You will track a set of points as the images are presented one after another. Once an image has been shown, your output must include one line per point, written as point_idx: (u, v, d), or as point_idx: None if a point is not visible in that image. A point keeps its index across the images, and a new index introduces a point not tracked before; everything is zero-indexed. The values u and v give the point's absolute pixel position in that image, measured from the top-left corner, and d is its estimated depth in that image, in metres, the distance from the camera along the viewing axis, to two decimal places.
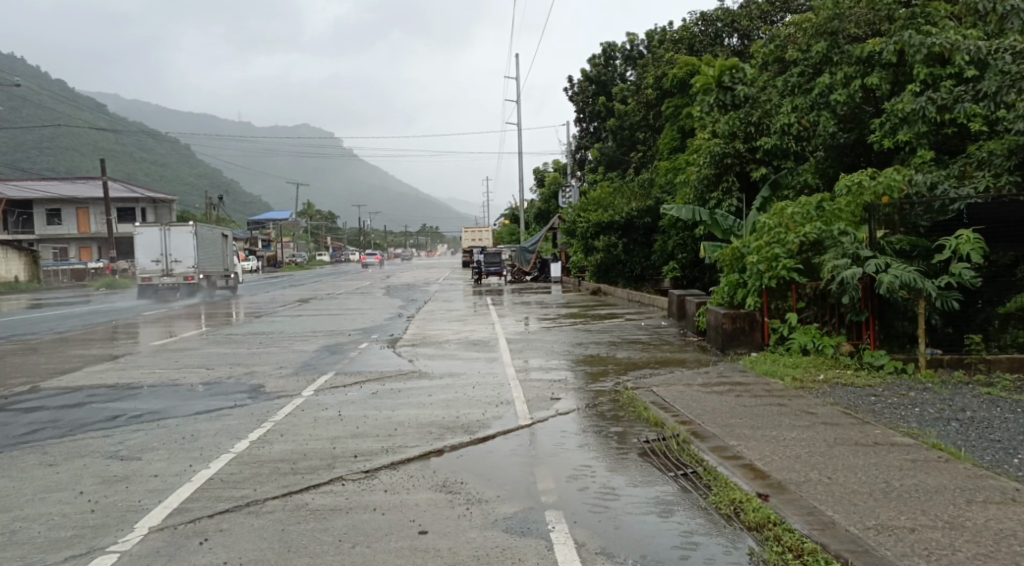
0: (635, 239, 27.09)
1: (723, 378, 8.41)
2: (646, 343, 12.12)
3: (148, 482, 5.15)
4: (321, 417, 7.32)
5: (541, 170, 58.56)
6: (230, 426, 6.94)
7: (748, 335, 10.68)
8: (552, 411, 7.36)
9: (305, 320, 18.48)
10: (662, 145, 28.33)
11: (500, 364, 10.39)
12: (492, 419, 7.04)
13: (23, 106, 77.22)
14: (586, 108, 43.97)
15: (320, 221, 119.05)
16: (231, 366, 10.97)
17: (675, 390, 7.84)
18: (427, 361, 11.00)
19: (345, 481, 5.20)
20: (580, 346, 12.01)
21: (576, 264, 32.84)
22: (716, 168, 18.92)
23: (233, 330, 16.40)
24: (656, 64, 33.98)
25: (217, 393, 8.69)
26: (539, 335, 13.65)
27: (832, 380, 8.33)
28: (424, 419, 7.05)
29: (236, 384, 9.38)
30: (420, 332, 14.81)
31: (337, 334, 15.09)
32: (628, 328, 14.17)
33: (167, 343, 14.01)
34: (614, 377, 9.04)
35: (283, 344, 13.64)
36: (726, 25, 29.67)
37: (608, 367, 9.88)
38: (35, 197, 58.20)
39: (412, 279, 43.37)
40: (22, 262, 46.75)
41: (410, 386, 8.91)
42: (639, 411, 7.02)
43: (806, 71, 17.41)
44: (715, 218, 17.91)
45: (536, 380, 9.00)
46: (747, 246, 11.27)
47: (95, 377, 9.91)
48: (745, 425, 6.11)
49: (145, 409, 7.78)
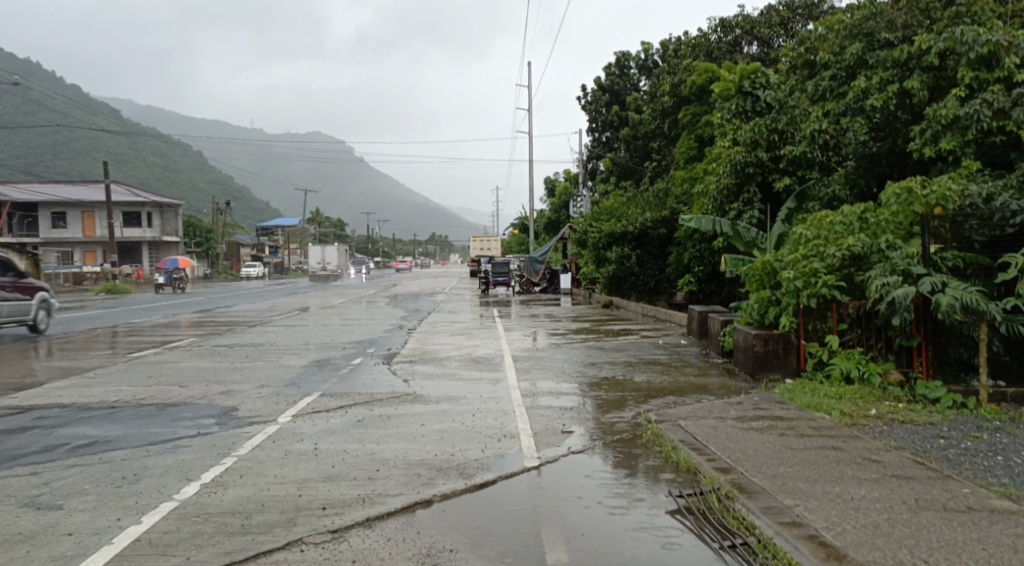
0: (649, 250, 26.05)
1: (759, 410, 7.32)
2: (665, 365, 11.05)
3: (58, 543, 4.13)
4: (292, 452, 6.27)
5: (553, 178, 57.76)
6: (185, 460, 5.91)
7: (782, 359, 9.60)
8: (563, 448, 6.29)
9: (301, 331, 17.52)
10: (677, 155, 27.37)
11: (504, 387, 9.34)
12: (493, 458, 5.97)
13: (34, 108, 76.87)
14: (599, 117, 42.99)
15: (329, 228, 118.79)
16: (207, 382, 9.96)
17: (705, 425, 6.76)
18: (423, 381, 9.97)
19: (304, 546, 4.14)
20: (593, 367, 10.94)
21: (587, 276, 31.80)
22: (737, 177, 17.95)
23: (222, 340, 15.42)
24: (673, 72, 33.07)
25: (183, 417, 7.69)
26: (548, 353, 12.58)
27: (886, 415, 7.21)
28: (413, 457, 5.99)
29: (208, 405, 8.36)
30: (420, 346, 13.83)
31: (330, 346, 14.13)
32: (644, 346, 13.10)
33: (148, 354, 13.04)
34: (633, 406, 7.97)
35: (272, 357, 12.62)
36: (746, 33, 28.62)
37: (624, 393, 8.82)
38: (41, 200, 57.60)
39: (418, 288, 42.53)
40: (23, 266, 45.97)
41: (402, 412, 7.86)
42: (667, 452, 5.96)
43: (838, 75, 16.29)
44: (736, 230, 16.90)
45: (545, 408, 7.95)
46: (780, 259, 10.24)
47: (54, 395, 8.88)
48: (799, 477, 5.02)
49: (95, 437, 6.77)
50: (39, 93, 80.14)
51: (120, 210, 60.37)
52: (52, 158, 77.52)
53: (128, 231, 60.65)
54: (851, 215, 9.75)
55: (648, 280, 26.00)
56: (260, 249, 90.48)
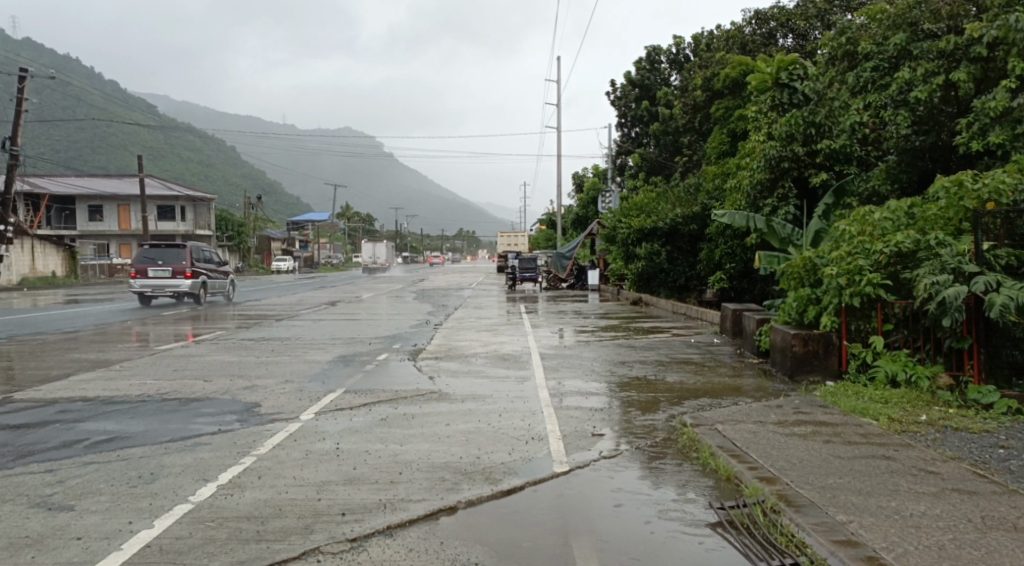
0: (680, 247, 25.55)
1: (801, 415, 6.96)
2: (698, 364, 10.69)
3: (66, 548, 3.93)
4: (313, 451, 6.05)
5: (581, 174, 57.30)
6: (202, 459, 5.71)
7: (822, 360, 9.19)
8: (594, 453, 5.99)
9: (326, 325, 17.38)
10: (709, 149, 26.87)
11: (532, 386, 9.05)
12: (521, 462, 5.70)
13: (72, 102, 78.02)
14: (628, 113, 42.47)
15: (357, 223, 119.54)
16: (231, 376, 9.81)
17: (744, 430, 6.41)
18: (449, 378, 9.73)
19: (321, 556, 3.90)
20: (623, 365, 10.61)
21: (615, 272, 31.38)
22: (772, 172, 17.62)
23: (248, 334, 15.32)
24: (706, 65, 32.52)
25: (205, 413, 7.53)
26: (577, 351, 12.28)
27: (939, 422, 6.81)
28: (438, 460, 5.74)
29: (230, 400, 8.19)
30: (446, 342, 13.59)
31: (356, 341, 13.96)
32: (675, 344, 12.74)
33: (174, 347, 12.97)
34: (666, 409, 7.64)
35: (297, 352, 12.47)
36: (781, 25, 27.99)
37: (657, 394, 8.49)
38: (77, 193, 58.41)
39: (445, 283, 42.44)
40: (58, 258, 46.56)
41: (427, 411, 7.62)
42: (704, 459, 5.63)
43: (882, 65, 15.62)
44: (771, 226, 16.48)
45: (573, 409, 7.65)
46: (821, 256, 9.84)
47: (76, 389, 8.75)
48: (850, 490, 4.68)
49: (114, 432, 6.60)
50: (76, 88, 81.34)
51: (153, 203, 61.06)
52: (88, 152, 78.64)
53: (161, 224, 61.39)
54: (898, 211, 9.34)
55: (678, 277, 25.58)
56: (289, 243, 91.21)
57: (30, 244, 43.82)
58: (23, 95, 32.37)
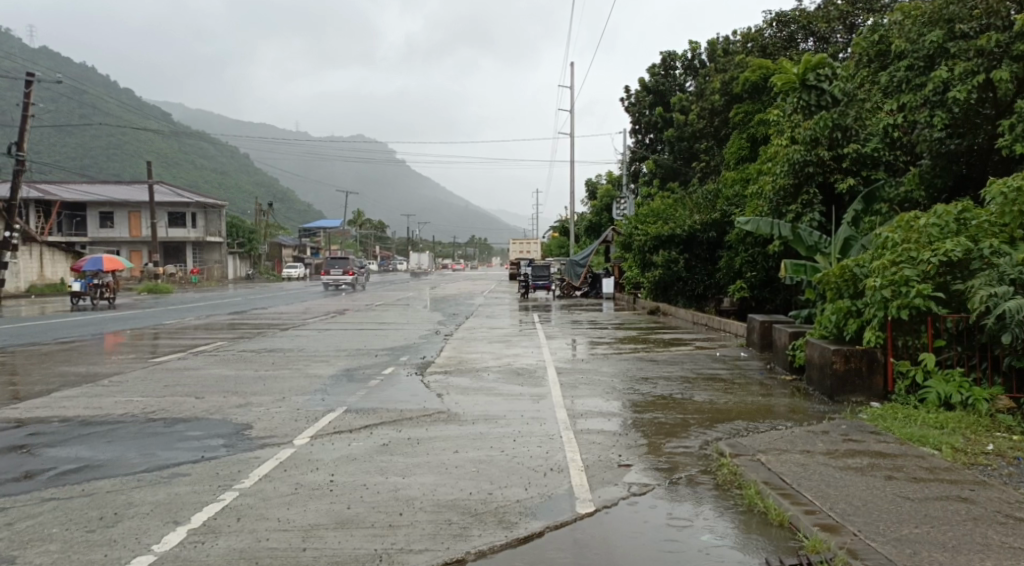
0: (697, 255, 24.72)
1: (851, 443, 6.19)
2: (727, 382, 9.92)
3: None
4: (303, 485, 5.35)
5: (594, 180, 56.65)
6: (177, 496, 5.02)
7: (865, 380, 8.38)
8: (622, 488, 5.26)
9: (333, 335, 16.73)
10: (727, 155, 26.16)
11: (549, 406, 8.33)
12: (540, 501, 4.98)
13: (87, 109, 78.22)
14: (642, 119, 41.75)
15: (369, 231, 119.42)
16: (226, 393, 9.15)
17: (792, 462, 5.64)
18: (458, 395, 9.02)
19: None
20: (645, 382, 9.87)
21: (631, 280, 30.60)
22: (796, 177, 16.95)
23: (250, 345, 14.68)
24: (725, 69, 31.92)
25: (190, 436, 6.84)
26: (595, 365, 11.54)
27: (1008, 453, 6.03)
28: (445, 497, 5.04)
29: (219, 421, 7.52)
30: (456, 354, 12.90)
31: (362, 353, 13.31)
32: (701, 359, 11.98)
33: (170, 360, 12.33)
34: (697, 433, 6.90)
35: (300, 365, 11.83)
36: (802, 28, 27.16)
37: (685, 416, 7.75)
38: (89, 200, 58.25)
39: (456, 291, 41.83)
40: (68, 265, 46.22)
41: (435, 435, 6.93)
42: (750, 500, 4.87)
43: (917, 64, 14.33)
44: (797, 234, 15.73)
45: (594, 434, 6.93)
46: (861, 265, 9.06)
47: (56, 408, 8.11)
48: (934, 545, 3.93)
49: (86, 461, 5.94)
50: (92, 96, 81.66)
51: (164, 210, 60.88)
52: (103, 159, 78.72)
53: (172, 231, 61.14)
54: (947, 216, 8.52)
55: (696, 286, 25.04)
56: (301, 250, 91.11)
57: (39, 250, 43.49)
58: (31, 101, 32.00)
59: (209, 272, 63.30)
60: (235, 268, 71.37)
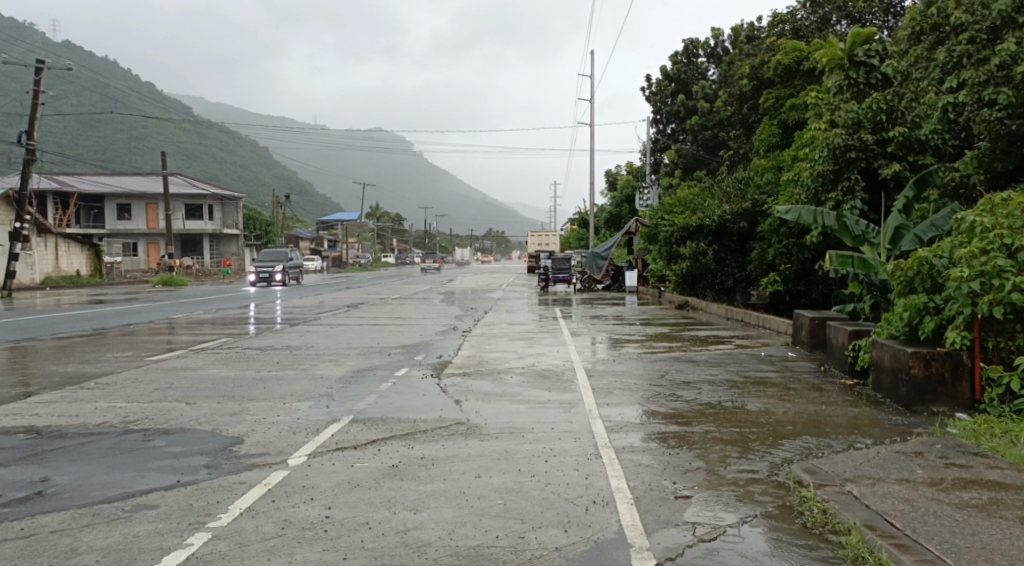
0: (727, 246, 23.53)
1: (958, 470, 5.09)
2: (781, 387, 8.80)
3: None
4: (292, 524, 4.35)
5: (614, 171, 55.46)
6: (130, 540, 4.04)
7: (949, 388, 7.26)
8: (687, 531, 4.21)
9: (344, 332, 15.77)
10: (757, 142, 24.85)
11: (582, 416, 7.29)
12: (586, 551, 3.93)
13: (107, 101, 77.94)
14: (663, 109, 40.46)
15: (387, 223, 119.14)
16: (221, 399, 8.23)
17: (893, 496, 4.56)
18: (479, 402, 8.02)
19: None
20: (688, 387, 8.79)
21: (655, 273, 29.55)
22: (836, 163, 15.77)
23: (256, 342, 13.76)
24: (754, 53, 30.64)
25: (169, 454, 5.89)
26: (627, 366, 10.48)
27: None
28: (465, 544, 4.02)
29: (206, 435, 6.56)
30: (475, 354, 11.89)
31: (373, 351, 12.35)
32: (744, 359, 10.88)
33: (167, 358, 11.44)
34: (761, 453, 5.83)
35: (306, 365, 10.89)
36: (835, 8, 25.58)
37: (741, 430, 6.68)
38: (105, 192, 58.00)
39: (474, 284, 41.00)
40: (84, 257, 45.73)
41: (453, 454, 5.93)
42: (854, 552, 3.82)
43: (980, 36, 12.91)
44: (843, 223, 14.32)
45: (640, 454, 5.89)
46: (939, 257, 7.98)
47: (27, 417, 7.20)
48: None
49: (38, 488, 4.99)
50: (112, 89, 81.76)
51: (180, 202, 60.38)
52: (124, 152, 78.46)
53: (189, 223, 60.74)
54: None
55: (726, 279, 23.65)
56: (318, 243, 90.92)
57: (54, 242, 42.92)
58: (41, 88, 31.32)
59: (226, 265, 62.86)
60: None
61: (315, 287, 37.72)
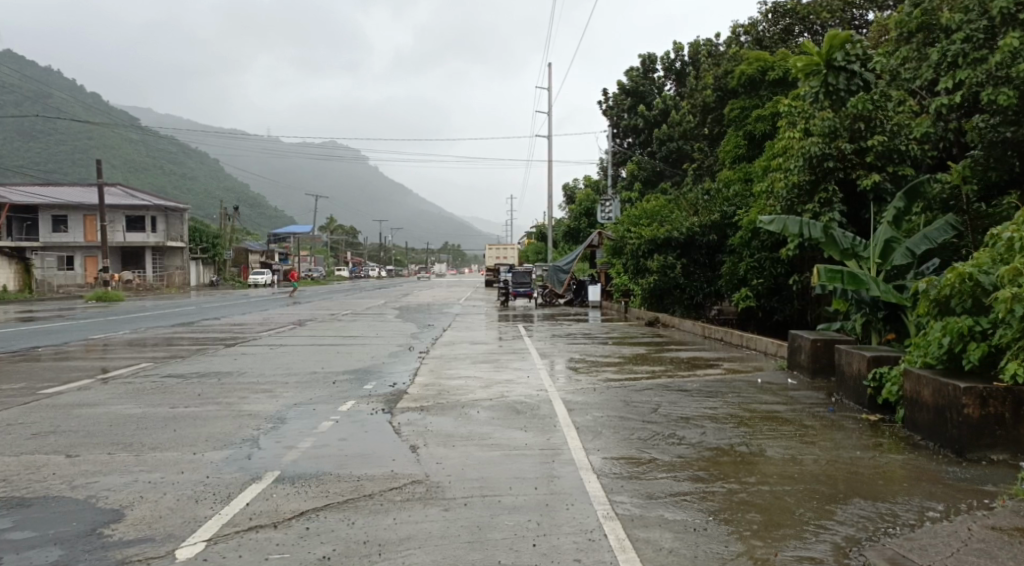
0: (696, 260, 22.34)
1: None
2: (797, 425, 7.46)
3: None
4: None
5: (571, 184, 54.28)
6: None
7: (1010, 431, 6.00)
8: None
9: (285, 355, 14.02)
10: (721, 154, 23.77)
11: (569, 469, 5.82)
12: None
13: (49, 109, 74.34)
14: (621, 122, 39.29)
15: (341, 237, 116.58)
16: (114, 450, 6.53)
17: None
18: (439, 449, 6.51)
19: None
20: (688, 426, 7.39)
21: (620, 287, 28.41)
22: (813, 173, 14.40)
23: (181, 369, 11.96)
24: (716, 64, 29.71)
25: (7, 545, 4.24)
26: (611, 397, 9.05)
27: None
28: None
29: (70, 510, 4.86)
30: (433, 381, 10.33)
31: (314, 380, 10.72)
32: (740, 387, 9.58)
33: (66, 391, 9.60)
34: (814, 530, 4.41)
35: (232, 398, 9.20)
36: (799, 20, 24.74)
37: (773, 490, 5.27)
38: (40, 202, 54.83)
39: (430, 298, 39.30)
40: (11, 271, 42.77)
41: (406, 538, 4.36)
42: None
43: (975, 35, 11.64)
44: (830, 235, 12.80)
45: (657, 530, 4.46)
46: (980, 273, 6.72)
47: None
48: None
49: None
50: (55, 97, 78.26)
51: (120, 214, 57.38)
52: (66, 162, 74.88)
53: (131, 236, 57.73)
54: None
55: (694, 294, 22.46)
56: (269, 256, 88.32)
57: None
58: None
59: (169, 279, 59.81)
60: (198, 275, 68.15)
61: (264, 302, 35.84)
